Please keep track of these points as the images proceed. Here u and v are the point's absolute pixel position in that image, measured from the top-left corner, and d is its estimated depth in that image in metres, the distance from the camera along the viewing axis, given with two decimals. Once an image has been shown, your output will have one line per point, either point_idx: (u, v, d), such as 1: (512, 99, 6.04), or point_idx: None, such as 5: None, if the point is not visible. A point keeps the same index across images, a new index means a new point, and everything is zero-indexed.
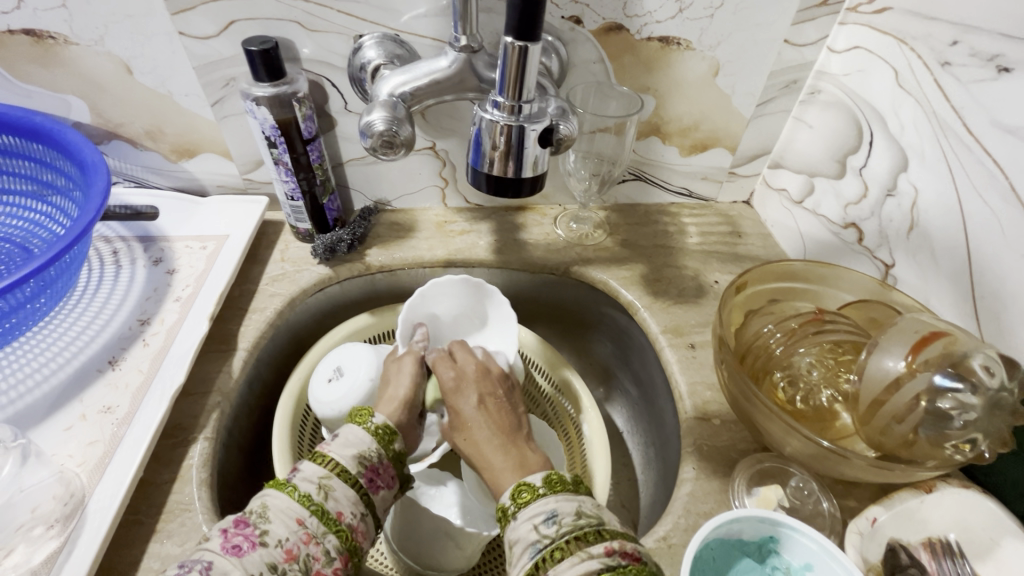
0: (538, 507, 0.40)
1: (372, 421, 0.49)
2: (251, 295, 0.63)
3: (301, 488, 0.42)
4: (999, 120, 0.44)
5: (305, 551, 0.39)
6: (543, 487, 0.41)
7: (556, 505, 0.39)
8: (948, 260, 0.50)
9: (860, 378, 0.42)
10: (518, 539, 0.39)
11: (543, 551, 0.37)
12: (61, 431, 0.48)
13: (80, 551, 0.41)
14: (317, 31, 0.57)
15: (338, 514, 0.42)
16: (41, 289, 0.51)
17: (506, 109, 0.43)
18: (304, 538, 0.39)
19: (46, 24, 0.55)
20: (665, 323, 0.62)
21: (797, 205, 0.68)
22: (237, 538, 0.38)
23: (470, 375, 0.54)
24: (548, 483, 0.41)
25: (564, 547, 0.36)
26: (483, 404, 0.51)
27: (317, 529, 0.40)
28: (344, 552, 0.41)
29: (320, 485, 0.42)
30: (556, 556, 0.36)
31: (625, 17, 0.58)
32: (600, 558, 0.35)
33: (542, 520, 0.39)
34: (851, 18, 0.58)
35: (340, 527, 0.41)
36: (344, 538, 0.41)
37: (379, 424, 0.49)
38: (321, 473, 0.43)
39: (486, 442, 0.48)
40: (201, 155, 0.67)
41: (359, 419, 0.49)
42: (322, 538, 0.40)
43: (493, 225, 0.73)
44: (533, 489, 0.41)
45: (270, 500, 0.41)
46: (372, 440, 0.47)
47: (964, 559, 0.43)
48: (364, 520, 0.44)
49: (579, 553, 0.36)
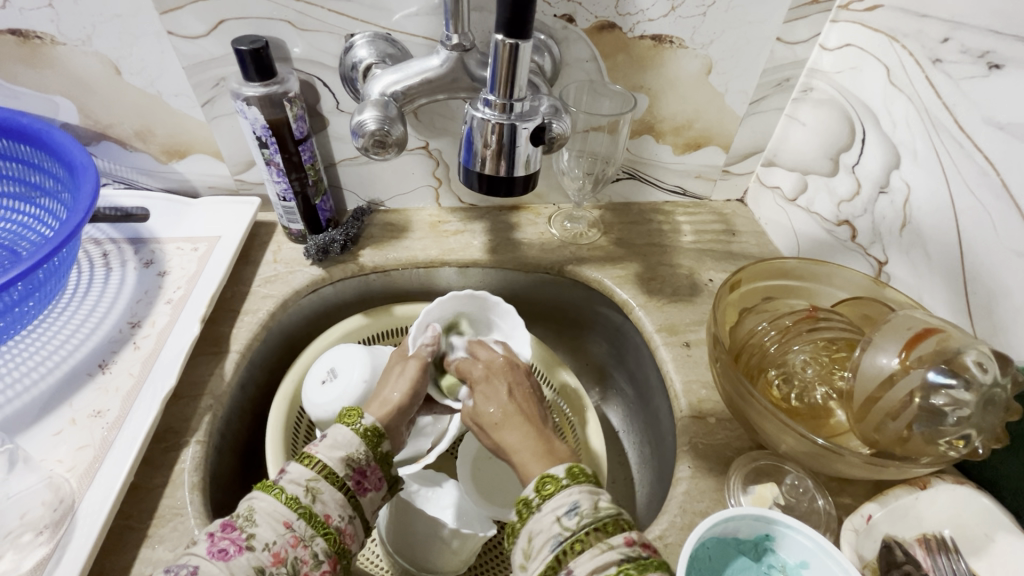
0: (561, 497, 0.39)
1: (361, 422, 0.48)
2: (244, 297, 0.62)
3: (288, 490, 0.42)
4: (991, 117, 0.44)
5: (293, 553, 0.39)
6: (566, 479, 0.40)
7: (579, 496, 0.39)
8: (941, 257, 0.50)
9: (855, 375, 0.41)
10: (540, 532, 0.39)
11: (564, 544, 0.37)
12: (51, 436, 0.48)
13: (70, 557, 0.40)
14: (307, 30, 0.56)
15: (326, 517, 0.42)
16: (29, 292, 0.50)
17: (497, 107, 0.43)
18: (292, 541, 0.39)
19: (32, 24, 0.54)
20: (660, 321, 0.62)
21: (790, 203, 0.68)
22: (224, 542, 0.38)
23: (501, 366, 0.54)
24: (571, 475, 0.41)
25: (585, 539, 0.37)
26: (513, 392, 0.51)
27: (305, 532, 0.40)
28: (332, 555, 0.41)
29: (307, 487, 0.42)
30: (576, 547, 0.36)
31: (618, 15, 0.58)
32: (620, 549, 0.36)
33: (563, 512, 0.38)
34: (843, 15, 0.58)
35: (328, 529, 0.41)
36: (332, 540, 0.41)
37: (368, 426, 0.48)
38: (308, 475, 0.43)
39: (512, 426, 0.47)
40: (192, 156, 0.67)
41: (348, 419, 0.49)
42: (310, 541, 0.40)
43: (487, 225, 0.73)
44: (558, 481, 0.40)
45: (257, 503, 0.41)
46: (360, 442, 0.47)
47: (959, 554, 0.44)
48: (352, 522, 0.44)
49: (599, 545, 0.36)
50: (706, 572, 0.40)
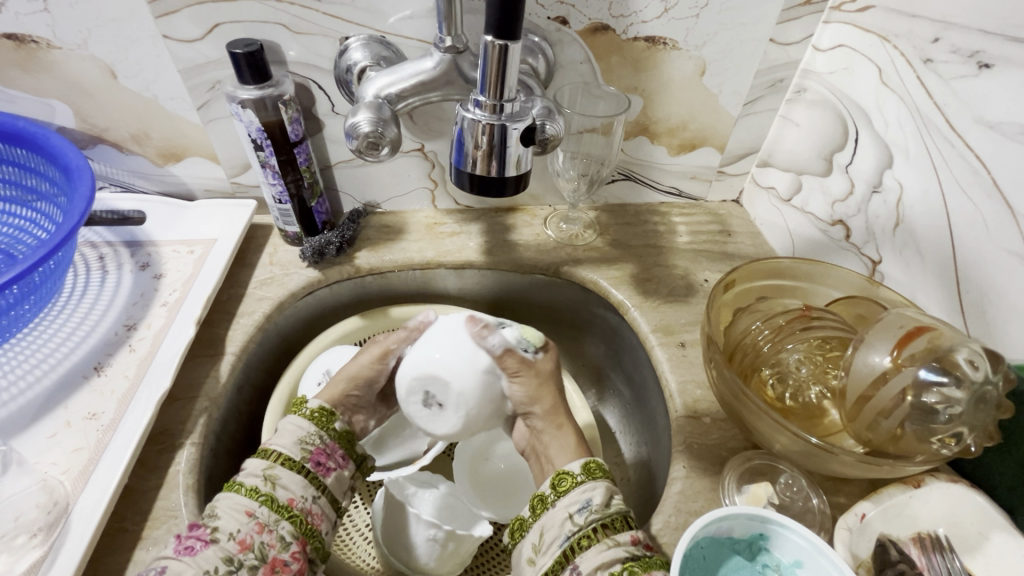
0: (574, 495, 0.43)
1: (308, 407, 0.51)
2: (240, 299, 0.62)
3: (247, 483, 0.44)
4: (981, 116, 0.44)
5: (259, 539, 0.41)
6: (581, 475, 0.45)
7: (591, 493, 0.43)
8: (935, 255, 0.50)
9: (847, 373, 0.42)
10: (551, 527, 0.43)
11: (573, 539, 0.41)
12: (46, 438, 0.48)
13: (64, 559, 0.40)
14: (302, 34, 0.56)
15: (289, 501, 0.44)
16: (25, 294, 0.51)
17: (488, 108, 0.43)
18: (256, 528, 0.42)
19: (28, 28, 0.55)
20: (655, 321, 0.62)
21: (785, 203, 0.69)
22: (189, 540, 0.40)
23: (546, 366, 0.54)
24: (585, 472, 0.45)
25: (591, 536, 0.40)
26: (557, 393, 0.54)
27: (268, 518, 0.42)
28: (300, 535, 0.43)
29: (265, 475, 0.45)
30: (583, 543, 0.40)
31: (611, 17, 0.58)
32: (626, 546, 0.39)
33: (575, 509, 0.42)
34: (835, 16, 0.58)
35: (292, 512, 0.44)
36: (298, 522, 0.44)
37: (315, 409, 0.51)
38: (264, 465, 0.45)
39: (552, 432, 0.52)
40: (188, 159, 0.67)
41: (295, 407, 0.52)
42: (274, 525, 0.42)
43: (483, 226, 0.73)
44: (572, 478, 0.45)
45: (218, 499, 0.43)
46: (312, 426, 0.50)
47: (954, 553, 0.43)
48: (317, 502, 0.46)
49: (606, 541, 0.40)
50: (699, 571, 0.40)
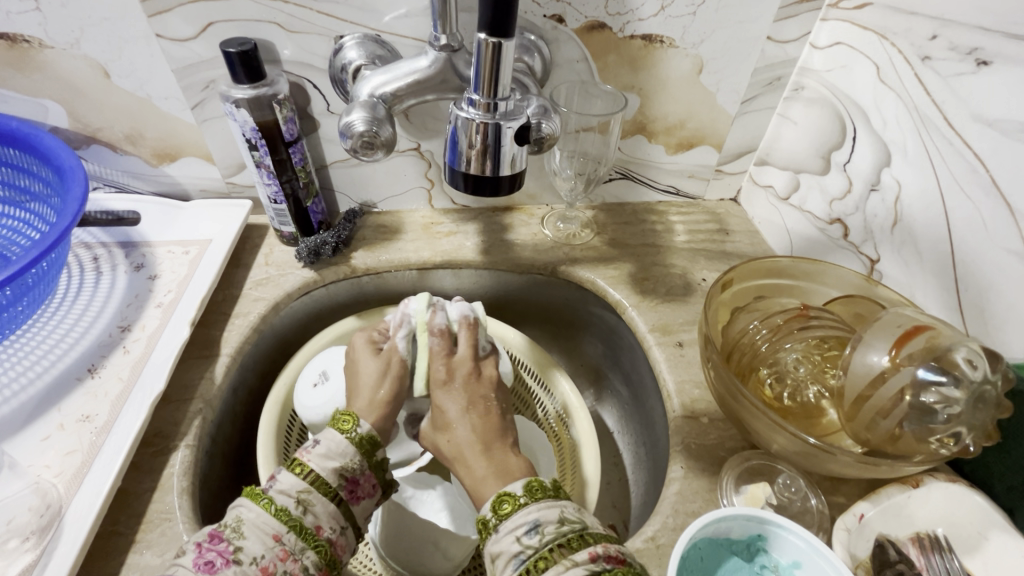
0: (519, 517, 0.39)
1: (356, 431, 0.47)
2: (235, 300, 0.62)
3: (277, 501, 0.41)
4: (980, 113, 0.44)
5: (282, 567, 0.39)
6: (523, 496, 0.40)
7: (538, 514, 0.38)
8: (933, 255, 0.50)
9: (845, 373, 0.41)
10: (501, 552, 0.38)
11: (528, 562, 0.36)
12: (38, 441, 0.47)
13: (56, 563, 0.40)
14: (296, 32, 0.56)
15: (317, 529, 0.42)
16: (18, 295, 0.50)
17: (482, 107, 0.43)
18: (281, 555, 0.39)
19: (20, 27, 0.54)
20: (652, 321, 0.61)
21: (783, 202, 0.68)
22: (211, 554, 0.38)
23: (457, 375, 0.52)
24: (529, 492, 0.40)
25: (548, 556, 0.36)
26: (470, 403, 0.50)
27: (294, 546, 0.40)
28: (322, 566, 0.41)
29: (298, 499, 0.42)
30: (540, 565, 0.35)
31: (607, 15, 0.58)
32: (586, 565, 0.35)
33: (524, 531, 0.38)
34: (833, 14, 0.58)
35: (318, 542, 0.41)
36: (323, 552, 0.41)
37: (363, 434, 0.47)
38: (299, 487, 0.43)
39: (467, 455, 0.46)
40: (183, 159, 0.66)
41: (343, 426, 0.47)
42: (299, 555, 0.40)
43: (480, 226, 0.73)
44: (515, 501, 0.40)
45: (244, 514, 0.40)
46: (348, 447, 0.46)
47: (953, 553, 0.43)
48: (344, 534, 0.44)
49: (563, 561, 0.35)
50: (697, 572, 0.40)
